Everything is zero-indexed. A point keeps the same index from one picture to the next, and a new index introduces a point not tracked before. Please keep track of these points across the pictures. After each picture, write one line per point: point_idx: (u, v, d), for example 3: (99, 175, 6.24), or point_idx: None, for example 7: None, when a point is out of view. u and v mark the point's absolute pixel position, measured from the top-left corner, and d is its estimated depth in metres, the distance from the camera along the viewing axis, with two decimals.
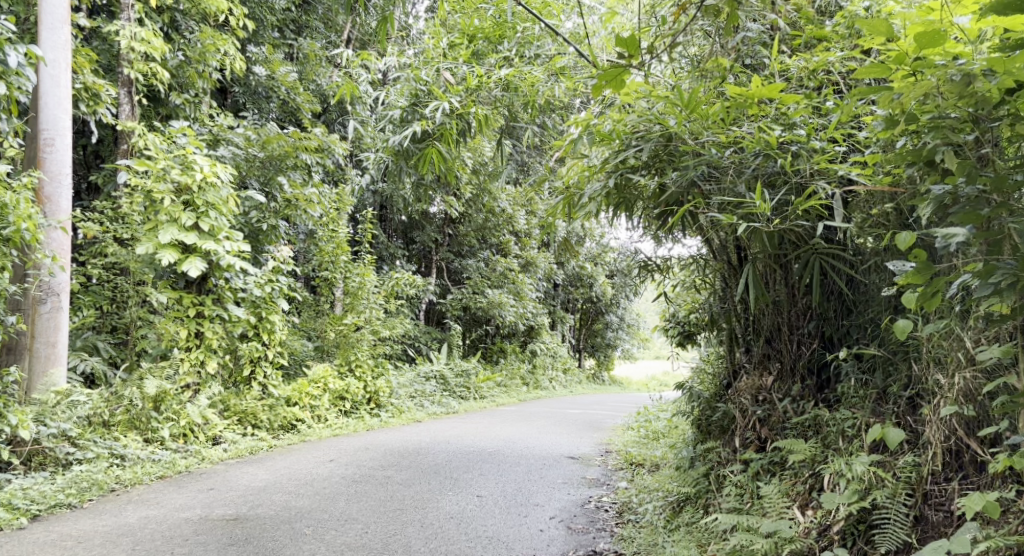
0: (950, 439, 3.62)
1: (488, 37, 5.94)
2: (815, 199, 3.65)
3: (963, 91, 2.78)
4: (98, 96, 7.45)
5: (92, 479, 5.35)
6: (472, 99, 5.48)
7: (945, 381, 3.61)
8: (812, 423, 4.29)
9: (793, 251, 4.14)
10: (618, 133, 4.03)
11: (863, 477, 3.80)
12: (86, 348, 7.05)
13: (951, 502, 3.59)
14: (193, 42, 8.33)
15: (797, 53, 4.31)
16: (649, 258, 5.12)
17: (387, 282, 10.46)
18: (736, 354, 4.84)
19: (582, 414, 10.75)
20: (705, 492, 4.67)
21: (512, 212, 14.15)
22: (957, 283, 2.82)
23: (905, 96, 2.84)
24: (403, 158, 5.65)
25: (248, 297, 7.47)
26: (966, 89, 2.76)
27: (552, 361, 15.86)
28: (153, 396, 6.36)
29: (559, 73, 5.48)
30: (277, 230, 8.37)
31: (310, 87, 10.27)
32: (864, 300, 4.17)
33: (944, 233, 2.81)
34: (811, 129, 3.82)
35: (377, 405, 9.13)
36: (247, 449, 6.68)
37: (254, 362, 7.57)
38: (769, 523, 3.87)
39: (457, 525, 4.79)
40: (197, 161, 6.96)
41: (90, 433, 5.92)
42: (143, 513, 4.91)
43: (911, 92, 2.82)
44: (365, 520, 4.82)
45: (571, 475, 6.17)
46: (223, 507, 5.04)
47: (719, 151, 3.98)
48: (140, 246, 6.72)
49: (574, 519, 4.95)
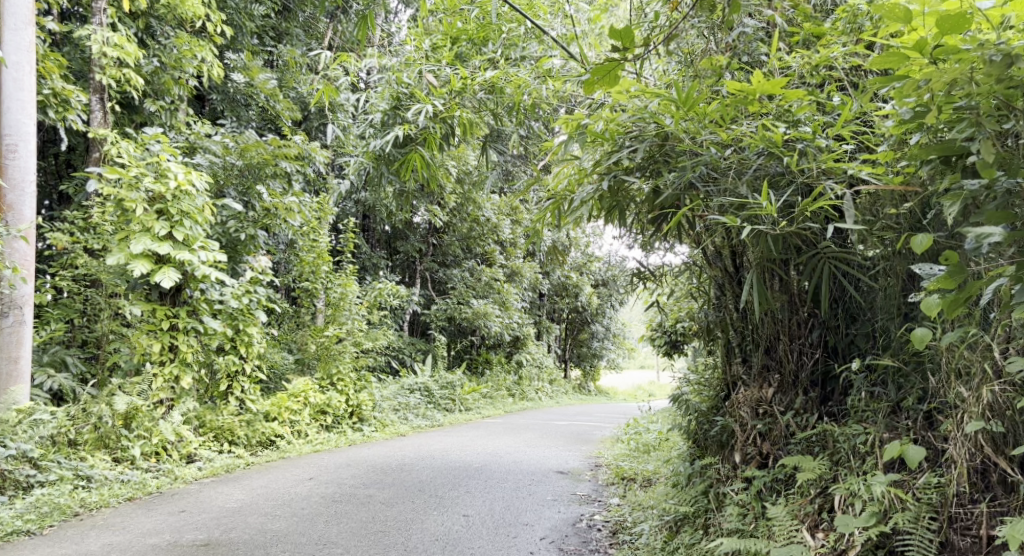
0: (975, 458, 3.41)
1: (472, 39, 5.64)
2: (824, 200, 3.43)
3: (1002, 73, 2.61)
4: (67, 102, 7.17)
5: (54, 503, 5.06)
6: (456, 101, 5.28)
7: (969, 395, 3.41)
8: (819, 439, 4.08)
9: (797, 256, 3.89)
10: (613, 133, 3.80)
11: (881, 499, 3.59)
12: (54, 364, 6.72)
13: (979, 526, 3.39)
14: (168, 47, 8.05)
15: (796, 49, 4.11)
16: (640, 266, 4.86)
17: (370, 292, 10.20)
18: (733, 365, 4.62)
19: (570, 426, 10.52)
20: (704, 511, 4.44)
21: (497, 221, 13.90)
22: (996, 288, 2.64)
23: (933, 82, 2.66)
24: (385, 163, 5.48)
25: (224, 309, 7.18)
26: (1007, 70, 2.58)
27: (538, 372, 15.64)
28: (124, 413, 6.11)
29: (546, 75, 5.27)
30: (256, 239, 8.10)
31: (291, 94, 9.97)
32: (871, 307, 3.98)
33: (978, 234, 2.57)
34: (816, 126, 3.61)
35: (360, 419, 8.86)
36: (223, 468, 6.42)
37: (230, 377, 7.29)
38: (777, 548, 3.69)
39: (443, 548, 4.52)
40: (171, 169, 6.67)
41: (54, 454, 5.64)
42: (107, 539, 4.62)
43: (941, 78, 2.63)
44: (346, 544, 4.55)
45: (561, 491, 5.93)
46: (194, 531, 4.76)
47: (719, 151, 3.75)
48: (111, 256, 6.42)
49: (565, 540, 4.70)
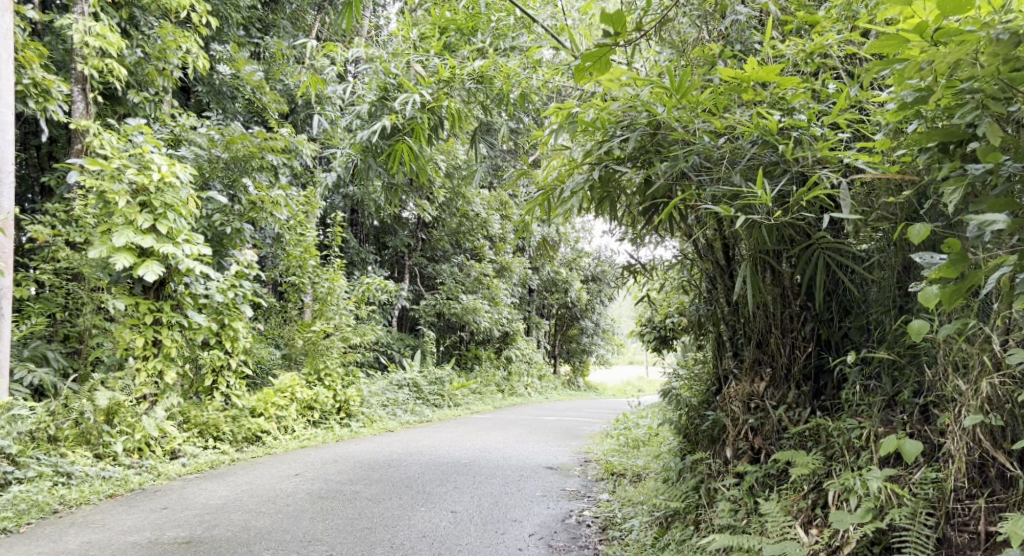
0: (974, 452, 3.36)
1: (460, 29, 5.56)
2: (820, 189, 3.37)
3: (1009, 52, 2.59)
4: (48, 92, 7.04)
5: (32, 499, 4.97)
6: (445, 92, 5.15)
7: (967, 388, 3.36)
8: (812, 433, 4.03)
9: (792, 248, 3.84)
10: (604, 122, 3.73)
11: (878, 495, 3.54)
12: (34, 359, 6.47)
13: (977, 522, 3.34)
14: (152, 38, 7.92)
15: (789, 38, 4.04)
16: (630, 259, 4.81)
17: (358, 287, 10.10)
18: (724, 359, 4.56)
19: (559, 421, 10.45)
20: (695, 507, 4.38)
21: (487, 216, 13.75)
22: (998, 278, 2.61)
23: (938, 63, 2.62)
24: (372, 154, 5.39)
25: (209, 303, 7.09)
26: (1014, 49, 2.57)
27: (527, 368, 15.58)
28: (106, 408, 6.02)
29: (536, 65, 5.18)
30: (242, 233, 8.00)
31: (277, 86, 9.87)
32: (866, 300, 3.93)
33: (981, 221, 2.55)
34: (812, 114, 3.56)
35: (348, 414, 8.78)
36: (207, 463, 6.32)
37: (216, 372, 7.23)
38: (770, 546, 3.63)
39: (431, 545, 4.45)
40: (154, 160, 6.56)
41: (33, 450, 5.55)
42: (86, 537, 4.53)
43: (948, 58, 2.60)
44: (331, 541, 4.47)
45: (550, 487, 5.86)
46: (176, 529, 4.67)
47: (711, 139, 3.69)
48: (93, 249, 6.30)
49: (555, 536, 4.63)
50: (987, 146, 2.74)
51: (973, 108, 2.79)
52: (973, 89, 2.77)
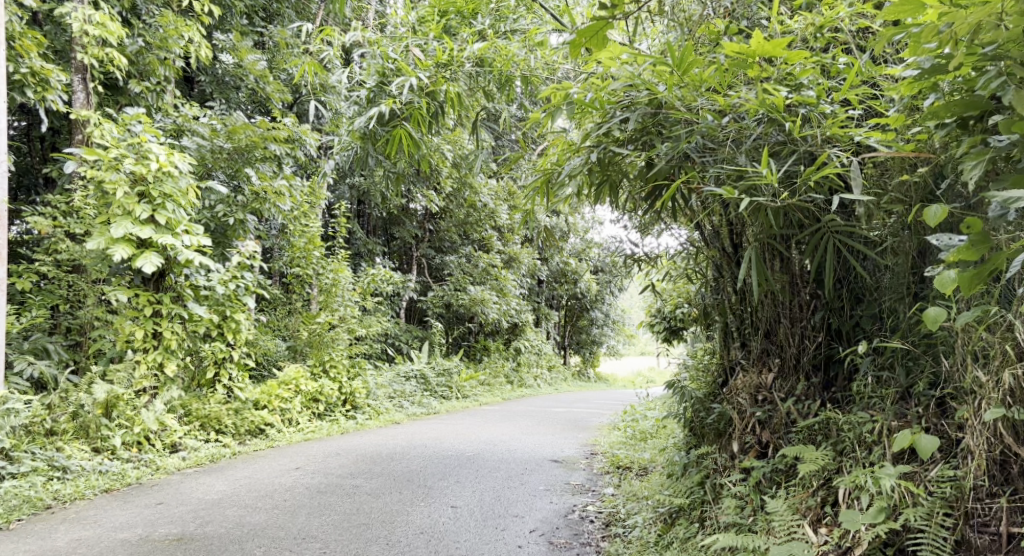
0: (995, 449, 3.20)
1: (461, 12, 5.37)
2: (829, 168, 3.22)
3: None
4: (46, 82, 6.90)
5: (24, 495, 4.88)
6: (444, 75, 4.94)
7: (987, 380, 3.19)
8: (822, 426, 3.88)
9: (801, 232, 3.68)
10: (603, 102, 3.58)
11: (891, 494, 3.40)
12: (34, 351, 6.38)
13: (998, 523, 3.18)
14: (154, 27, 7.75)
15: (799, 12, 3.85)
16: (634, 248, 4.72)
17: (363, 278, 9.96)
18: (731, 350, 4.41)
19: (566, 412, 10.31)
20: (700, 503, 4.23)
21: (494, 207, 13.54)
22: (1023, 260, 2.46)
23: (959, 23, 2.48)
24: (372, 142, 5.21)
25: (211, 295, 6.98)
26: None
27: (536, 359, 15.42)
28: (104, 401, 5.93)
29: (536, 47, 5.02)
30: (246, 224, 7.84)
31: (280, 76, 9.71)
32: (878, 287, 3.76)
33: (1005, 199, 2.41)
34: (821, 91, 3.39)
35: (353, 407, 8.65)
36: (207, 458, 6.21)
37: (218, 364, 7.12)
38: (777, 546, 3.49)
39: (427, 541, 4.32)
40: (152, 150, 6.42)
41: (28, 445, 5.46)
42: (75, 535, 4.43)
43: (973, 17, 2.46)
44: (326, 538, 4.34)
45: (554, 481, 5.72)
46: (168, 525, 4.56)
47: (715, 119, 3.54)
48: (91, 241, 6.17)
49: (556, 532, 4.49)
50: (1012, 116, 2.59)
51: (997, 75, 2.65)
52: (997, 56, 2.63)
